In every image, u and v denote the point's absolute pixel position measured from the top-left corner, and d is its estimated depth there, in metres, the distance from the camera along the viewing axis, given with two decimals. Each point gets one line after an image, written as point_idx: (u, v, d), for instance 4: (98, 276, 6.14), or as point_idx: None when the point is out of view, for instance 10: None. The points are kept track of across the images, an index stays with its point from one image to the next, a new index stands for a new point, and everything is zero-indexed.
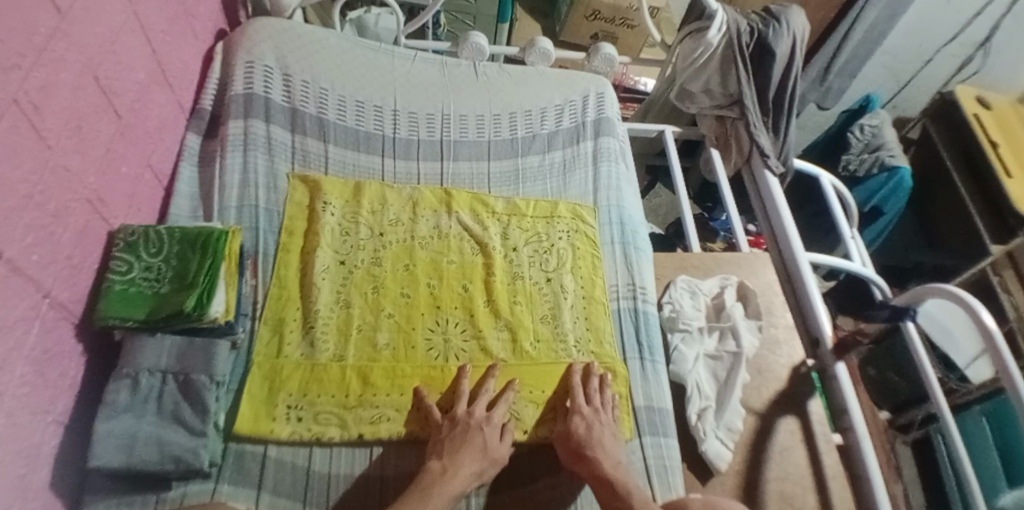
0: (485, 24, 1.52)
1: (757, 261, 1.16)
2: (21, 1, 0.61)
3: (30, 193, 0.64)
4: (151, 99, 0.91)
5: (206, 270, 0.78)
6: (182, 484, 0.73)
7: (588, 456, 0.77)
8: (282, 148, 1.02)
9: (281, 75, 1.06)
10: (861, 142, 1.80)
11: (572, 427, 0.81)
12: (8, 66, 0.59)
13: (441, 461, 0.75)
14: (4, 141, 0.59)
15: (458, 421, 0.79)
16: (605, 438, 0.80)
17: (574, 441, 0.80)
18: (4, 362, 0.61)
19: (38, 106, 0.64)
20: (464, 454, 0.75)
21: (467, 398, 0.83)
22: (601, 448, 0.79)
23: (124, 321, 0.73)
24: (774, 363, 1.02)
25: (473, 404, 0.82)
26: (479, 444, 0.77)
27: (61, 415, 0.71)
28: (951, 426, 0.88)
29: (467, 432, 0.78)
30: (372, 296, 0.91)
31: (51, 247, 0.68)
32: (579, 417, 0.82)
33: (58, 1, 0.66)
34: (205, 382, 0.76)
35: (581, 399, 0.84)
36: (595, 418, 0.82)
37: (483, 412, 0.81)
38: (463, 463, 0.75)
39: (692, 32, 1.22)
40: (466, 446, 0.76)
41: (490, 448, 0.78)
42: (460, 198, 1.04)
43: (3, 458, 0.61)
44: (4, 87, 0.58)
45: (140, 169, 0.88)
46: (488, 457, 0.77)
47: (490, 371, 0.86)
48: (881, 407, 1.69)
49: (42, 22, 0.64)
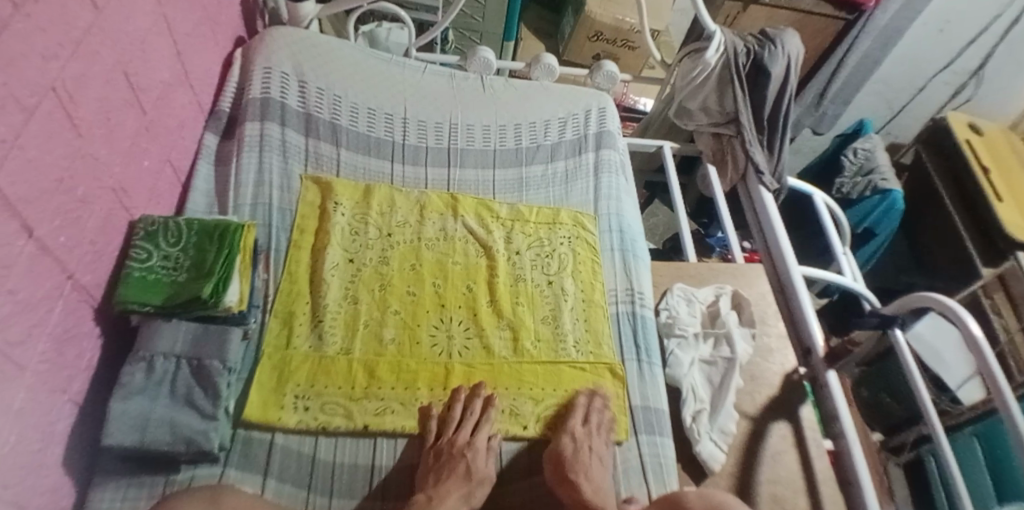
0: (492, 41, 1.58)
1: (752, 272, 1.19)
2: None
3: (62, 176, 0.67)
4: (174, 98, 0.95)
5: (223, 260, 0.82)
6: (191, 467, 0.75)
7: (574, 480, 0.77)
8: (296, 151, 1.06)
9: (297, 82, 1.11)
10: (854, 165, 1.86)
11: (560, 449, 0.81)
12: (48, 56, 0.63)
13: (426, 493, 0.76)
14: (41, 125, 0.63)
15: (443, 452, 0.80)
16: (592, 459, 0.81)
17: (561, 466, 0.79)
18: (29, 335, 0.64)
19: (72, 95, 0.68)
20: (449, 484, 0.76)
21: (460, 418, 0.84)
22: (585, 471, 0.79)
23: (142, 306, 0.76)
24: (767, 370, 1.05)
25: (459, 427, 0.82)
26: (463, 470, 0.78)
27: (76, 394, 0.74)
28: (946, 450, 0.87)
29: (454, 462, 0.79)
30: (379, 293, 0.95)
31: (76, 231, 0.71)
32: (568, 437, 0.83)
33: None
34: (217, 367, 0.79)
35: (575, 421, 0.85)
36: (584, 440, 0.82)
37: (467, 435, 0.82)
38: (450, 493, 0.75)
39: (690, 53, 1.29)
40: (452, 480, 0.77)
41: (474, 470, 0.79)
42: (465, 203, 1.08)
43: (24, 428, 0.63)
44: (44, 75, 0.63)
45: (161, 164, 0.92)
46: (473, 481, 0.79)
47: (478, 389, 0.87)
48: (874, 429, 1.71)
49: (81, 17, 0.69)
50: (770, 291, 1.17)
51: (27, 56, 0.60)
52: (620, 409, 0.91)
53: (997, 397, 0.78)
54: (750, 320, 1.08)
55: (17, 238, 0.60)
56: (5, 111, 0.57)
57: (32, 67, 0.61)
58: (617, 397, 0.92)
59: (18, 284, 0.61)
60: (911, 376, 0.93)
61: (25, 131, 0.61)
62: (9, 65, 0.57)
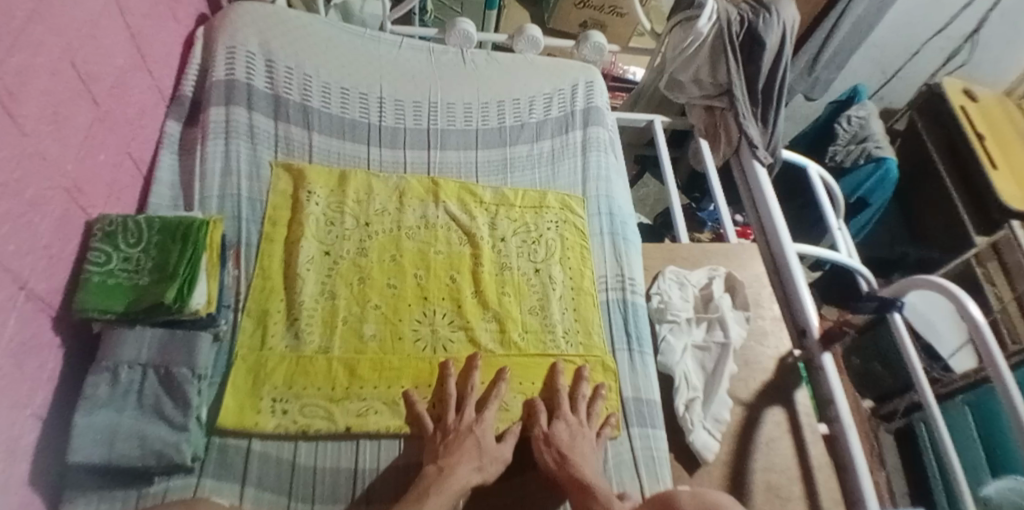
0: (474, 11, 1.49)
1: (744, 253, 1.16)
2: None
3: (8, 181, 0.62)
4: (130, 84, 0.88)
5: (187, 260, 0.77)
6: (164, 479, 0.72)
7: (571, 460, 0.76)
8: (265, 137, 1.00)
9: (264, 61, 1.04)
10: (848, 133, 1.80)
11: (554, 431, 0.80)
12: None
13: (437, 464, 0.73)
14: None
15: (449, 430, 0.78)
16: (586, 451, 0.78)
17: (556, 445, 0.78)
18: None
19: (14, 92, 0.62)
20: (459, 457, 0.74)
21: (454, 398, 0.82)
22: (583, 455, 0.77)
23: (102, 313, 0.71)
24: (761, 354, 1.03)
25: (461, 408, 0.81)
26: (472, 444, 0.76)
27: (39, 409, 0.69)
28: (938, 418, 0.85)
29: (463, 437, 0.76)
30: (358, 287, 0.90)
31: (28, 237, 0.66)
32: (562, 424, 0.81)
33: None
34: (187, 375, 0.75)
35: (567, 407, 0.83)
36: (579, 426, 0.81)
37: (471, 417, 0.80)
38: (460, 464, 0.73)
39: (681, 22, 1.22)
40: (463, 451, 0.75)
41: (483, 445, 0.77)
42: (447, 188, 1.02)
43: None
44: None
45: (120, 156, 0.86)
46: (484, 456, 0.76)
47: (446, 370, 0.84)
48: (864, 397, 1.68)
49: (18, 5, 0.62)
50: (764, 272, 1.14)
51: None
52: (612, 403, 0.88)
53: (991, 369, 0.77)
54: (744, 302, 1.05)
55: None
56: None
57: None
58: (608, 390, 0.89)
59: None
60: (907, 355, 0.90)
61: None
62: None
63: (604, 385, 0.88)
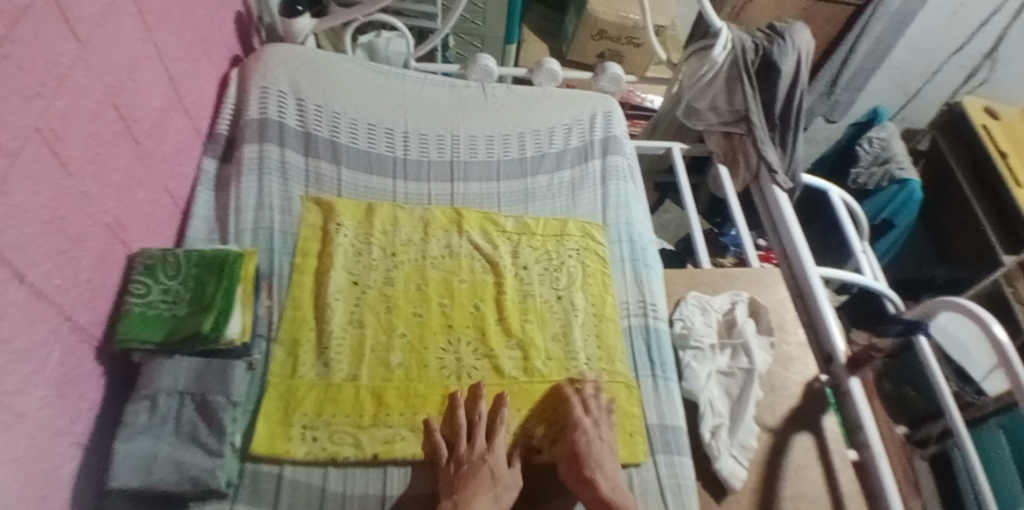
0: (494, 45, 1.53)
1: (767, 277, 1.15)
2: (45, 31, 0.63)
3: (52, 217, 0.66)
4: (168, 124, 0.93)
5: (223, 291, 0.80)
6: (199, 505, 0.74)
7: (589, 475, 0.77)
8: (296, 172, 1.04)
9: (294, 100, 1.09)
10: (870, 155, 1.80)
11: (572, 441, 0.80)
12: (29, 95, 0.61)
13: (452, 500, 0.75)
14: (26, 168, 0.61)
15: (461, 461, 0.79)
16: (602, 456, 0.80)
17: (575, 456, 0.79)
18: (25, 387, 0.62)
19: (59, 133, 0.66)
20: (474, 489, 0.75)
21: (465, 427, 0.82)
22: (600, 468, 0.78)
23: (142, 343, 0.75)
24: (787, 379, 1.02)
25: (473, 436, 0.82)
26: (487, 474, 0.77)
27: (79, 437, 0.73)
28: (967, 441, 0.83)
29: (478, 468, 0.77)
30: (385, 316, 0.92)
31: (71, 271, 0.70)
32: (580, 432, 0.81)
33: (79, 32, 0.69)
34: (222, 403, 0.77)
35: (580, 412, 0.83)
36: (596, 432, 0.81)
37: (483, 446, 0.81)
38: (475, 497, 0.74)
39: (697, 51, 1.25)
40: (478, 482, 0.76)
41: (498, 476, 0.78)
42: (470, 218, 1.05)
43: (25, 480, 0.62)
44: (29, 117, 0.61)
45: (158, 193, 0.90)
46: (500, 486, 0.77)
47: (455, 399, 0.85)
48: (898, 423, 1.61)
49: (64, 52, 0.66)
50: (787, 296, 1.13)
51: (10, 98, 0.58)
52: (638, 430, 0.87)
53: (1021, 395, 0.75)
54: (768, 328, 1.05)
55: (11, 285, 0.59)
56: None
57: (13, 108, 0.58)
58: (631, 416, 0.88)
59: (14, 332, 0.60)
60: (934, 379, 0.89)
61: (9, 175, 0.58)
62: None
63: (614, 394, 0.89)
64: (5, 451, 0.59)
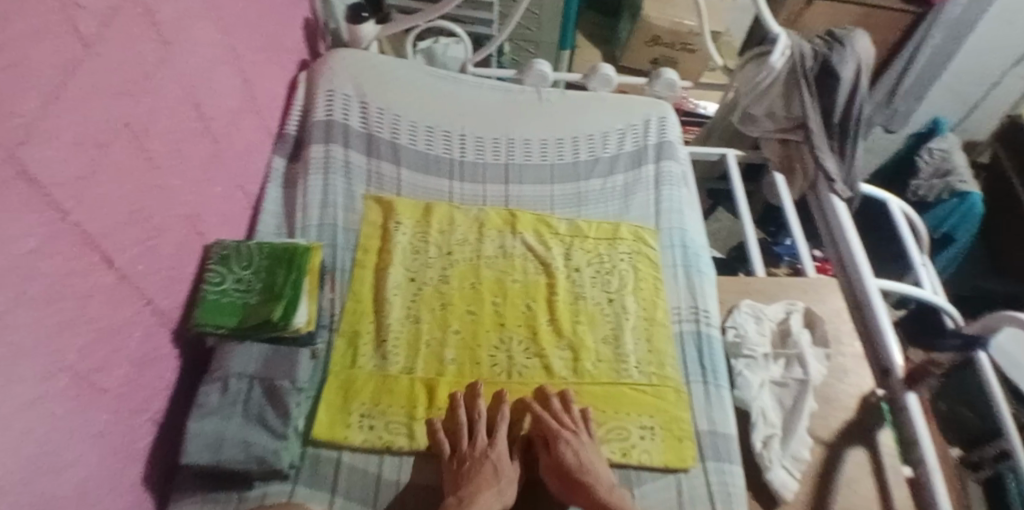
0: (548, 51, 1.56)
1: (823, 287, 1.13)
2: (132, 33, 0.68)
3: (138, 207, 0.71)
4: (242, 123, 0.99)
5: (291, 283, 0.84)
6: (263, 484, 0.78)
7: (585, 482, 0.77)
8: (359, 172, 1.08)
9: (358, 103, 1.13)
10: (930, 166, 1.74)
11: (559, 455, 0.79)
12: (119, 92, 0.66)
13: (457, 496, 0.76)
14: (115, 160, 0.66)
15: (464, 458, 0.80)
16: (593, 458, 0.80)
17: (565, 468, 0.78)
18: (108, 364, 0.67)
19: (144, 128, 0.71)
20: (479, 485, 0.76)
21: (465, 424, 0.84)
22: (593, 472, 0.78)
23: (216, 328, 0.80)
24: (842, 392, 0.99)
25: (474, 433, 0.83)
26: (490, 469, 0.79)
27: (154, 415, 0.78)
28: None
29: (480, 464, 0.79)
30: (440, 312, 0.95)
31: (153, 258, 0.75)
32: (567, 448, 0.79)
33: (164, 34, 0.74)
34: (289, 388, 0.81)
35: (556, 424, 0.81)
36: (580, 442, 0.80)
37: (484, 442, 0.82)
38: (482, 493, 0.75)
39: (754, 57, 1.24)
40: (482, 478, 0.77)
41: (500, 471, 0.81)
42: (524, 220, 1.07)
43: (104, 450, 0.68)
44: (118, 112, 0.66)
45: (232, 189, 0.96)
46: (502, 480, 0.80)
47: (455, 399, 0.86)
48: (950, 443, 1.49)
49: (149, 52, 0.71)
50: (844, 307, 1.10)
51: (100, 94, 0.62)
52: (688, 434, 0.87)
53: None
54: (824, 339, 1.02)
55: (98, 268, 0.64)
56: (82, 150, 0.60)
57: (104, 104, 0.63)
58: (680, 421, 0.88)
59: (99, 312, 0.65)
60: (994, 396, 0.92)
61: (100, 166, 0.64)
62: (82, 104, 0.60)
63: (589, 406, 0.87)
64: (85, 424, 0.64)
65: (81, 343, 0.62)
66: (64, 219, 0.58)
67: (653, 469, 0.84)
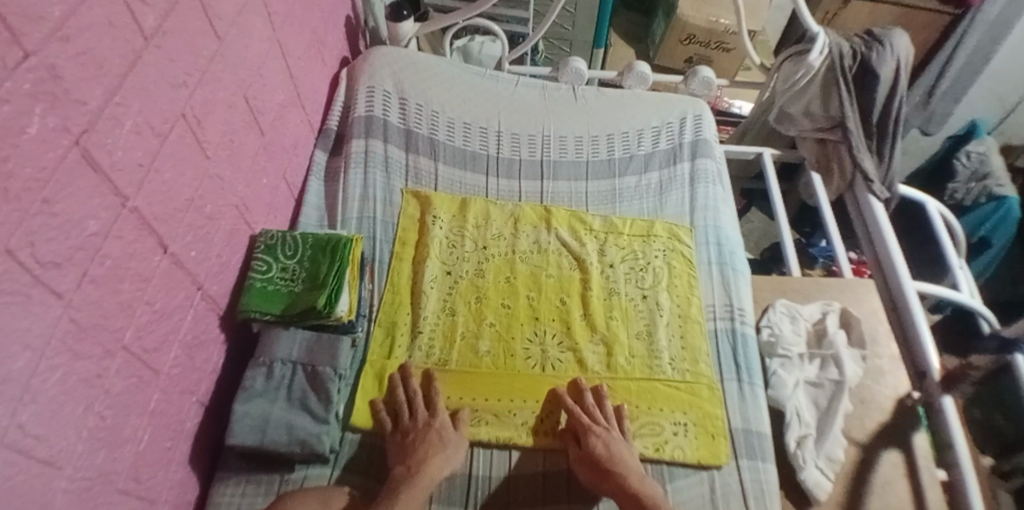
0: (583, 50, 1.56)
1: (860, 288, 1.11)
2: (191, 28, 0.71)
3: (192, 195, 0.74)
4: (288, 117, 1.02)
5: (334, 272, 0.87)
6: (303, 467, 0.81)
7: (615, 471, 0.77)
8: (397, 166, 1.11)
9: (397, 99, 1.16)
10: (967, 169, 1.70)
11: (590, 448, 0.79)
12: (176, 83, 0.69)
13: (405, 465, 0.77)
14: (172, 150, 0.69)
15: (407, 431, 0.81)
16: (623, 450, 0.80)
17: (595, 461, 0.78)
18: (162, 345, 0.70)
19: (199, 119, 0.74)
20: (426, 453, 0.78)
21: (405, 402, 0.85)
22: (625, 464, 0.79)
23: (262, 314, 0.83)
24: (878, 393, 0.98)
25: (414, 409, 0.84)
26: (435, 439, 0.80)
27: (202, 397, 0.81)
28: None
29: (423, 434, 0.80)
30: (475, 305, 0.97)
31: (205, 245, 0.79)
32: (599, 439, 0.80)
33: (218, 29, 0.77)
34: (330, 374, 0.84)
35: (587, 419, 0.82)
36: (610, 434, 0.81)
37: (426, 414, 0.83)
38: (427, 461, 0.77)
39: (791, 56, 1.23)
40: (427, 447, 0.79)
41: (446, 437, 0.81)
42: (559, 216, 1.08)
43: (156, 428, 0.71)
44: (175, 103, 0.69)
45: (278, 181, 0.99)
46: (449, 445, 0.80)
47: (394, 377, 0.87)
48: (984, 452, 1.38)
49: (206, 46, 0.74)
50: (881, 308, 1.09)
51: (160, 86, 0.65)
52: (722, 431, 0.87)
53: None
54: (861, 340, 1.01)
55: (155, 253, 0.67)
56: (143, 138, 0.63)
57: (162, 95, 0.66)
58: (714, 418, 0.88)
59: (154, 295, 0.68)
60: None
61: (159, 154, 0.67)
62: (143, 94, 0.63)
63: (626, 405, 0.87)
64: (139, 402, 0.67)
65: (138, 324, 0.65)
66: (125, 205, 0.61)
67: (686, 465, 0.84)
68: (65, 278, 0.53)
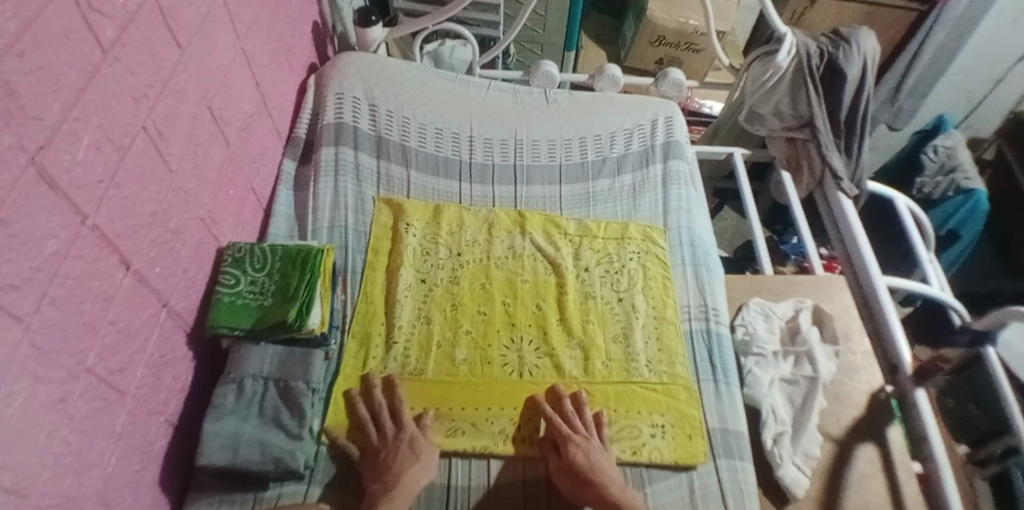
0: (554, 52, 1.57)
1: (832, 285, 1.13)
2: (150, 38, 0.68)
3: (155, 211, 0.72)
4: (255, 127, 1.00)
5: (305, 284, 0.85)
6: (278, 485, 0.79)
7: (596, 482, 0.77)
8: (368, 174, 1.09)
9: (367, 106, 1.14)
10: (935, 163, 1.74)
11: (570, 458, 0.79)
12: (137, 96, 0.67)
13: (382, 482, 0.76)
14: (135, 163, 0.67)
15: (380, 448, 0.80)
16: (604, 460, 0.80)
17: (576, 472, 0.78)
18: (128, 366, 0.68)
19: (162, 133, 0.72)
20: (402, 465, 0.77)
21: (370, 418, 0.84)
22: (607, 473, 0.78)
23: (231, 330, 0.81)
24: (852, 389, 0.99)
25: (381, 423, 0.83)
26: (408, 449, 0.79)
27: (171, 417, 0.79)
28: None
29: (395, 449, 0.79)
30: (451, 313, 0.96)
31: (171, 260, 0.77)
32: (578, 449, 0.80)
33: (179, 39, 0.75)
34: (303, 389, 0.83)
35: (566, 428, 0.82)
36: (589, 443, 0.81)
37: (393, 428, 0.82)
38: (405, 473, 0.76)
39: (760, 56, 1.24)
40: (402, 459, 0.78)
41: (418, 446, 0.80)
42: (533, 220, 1.07)
43: (123, 452, 0.68)
44: (136, 116, 0.67)
45: (245, 192, 0.97)
46: (422, 454, 0.79)
47: (352, 392, 0.86)
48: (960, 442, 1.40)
49: (167, 57, 0.72)
50: (853, 304, 1.10)
51: (120, 99, 0.63)
52: (701, 432, 0.87)
53: None
54: (834, 337, 1.03)
55: (118, 271, 0.65)
56: (103, 153, 0.61)
57: (123, 108, 0.64)
58: (691, 419, 0.88)
59: (118, 315, 0.66)
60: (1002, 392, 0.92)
61: (120, 169, 0.64)
62: (102, 108, 0.60)
63: (605, 412, 0.87)
64: (105, 426, 0.64)
65: (101, 345, 0.63)
66: (85, 222, 0.59)
67: (664, 466, 0.85)
68: (24, 300, 0.51)
